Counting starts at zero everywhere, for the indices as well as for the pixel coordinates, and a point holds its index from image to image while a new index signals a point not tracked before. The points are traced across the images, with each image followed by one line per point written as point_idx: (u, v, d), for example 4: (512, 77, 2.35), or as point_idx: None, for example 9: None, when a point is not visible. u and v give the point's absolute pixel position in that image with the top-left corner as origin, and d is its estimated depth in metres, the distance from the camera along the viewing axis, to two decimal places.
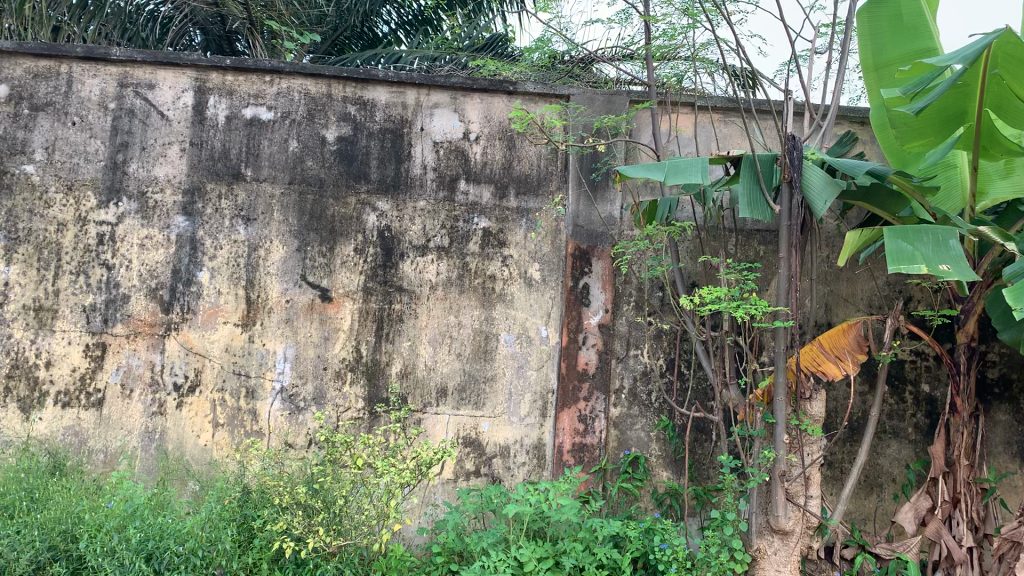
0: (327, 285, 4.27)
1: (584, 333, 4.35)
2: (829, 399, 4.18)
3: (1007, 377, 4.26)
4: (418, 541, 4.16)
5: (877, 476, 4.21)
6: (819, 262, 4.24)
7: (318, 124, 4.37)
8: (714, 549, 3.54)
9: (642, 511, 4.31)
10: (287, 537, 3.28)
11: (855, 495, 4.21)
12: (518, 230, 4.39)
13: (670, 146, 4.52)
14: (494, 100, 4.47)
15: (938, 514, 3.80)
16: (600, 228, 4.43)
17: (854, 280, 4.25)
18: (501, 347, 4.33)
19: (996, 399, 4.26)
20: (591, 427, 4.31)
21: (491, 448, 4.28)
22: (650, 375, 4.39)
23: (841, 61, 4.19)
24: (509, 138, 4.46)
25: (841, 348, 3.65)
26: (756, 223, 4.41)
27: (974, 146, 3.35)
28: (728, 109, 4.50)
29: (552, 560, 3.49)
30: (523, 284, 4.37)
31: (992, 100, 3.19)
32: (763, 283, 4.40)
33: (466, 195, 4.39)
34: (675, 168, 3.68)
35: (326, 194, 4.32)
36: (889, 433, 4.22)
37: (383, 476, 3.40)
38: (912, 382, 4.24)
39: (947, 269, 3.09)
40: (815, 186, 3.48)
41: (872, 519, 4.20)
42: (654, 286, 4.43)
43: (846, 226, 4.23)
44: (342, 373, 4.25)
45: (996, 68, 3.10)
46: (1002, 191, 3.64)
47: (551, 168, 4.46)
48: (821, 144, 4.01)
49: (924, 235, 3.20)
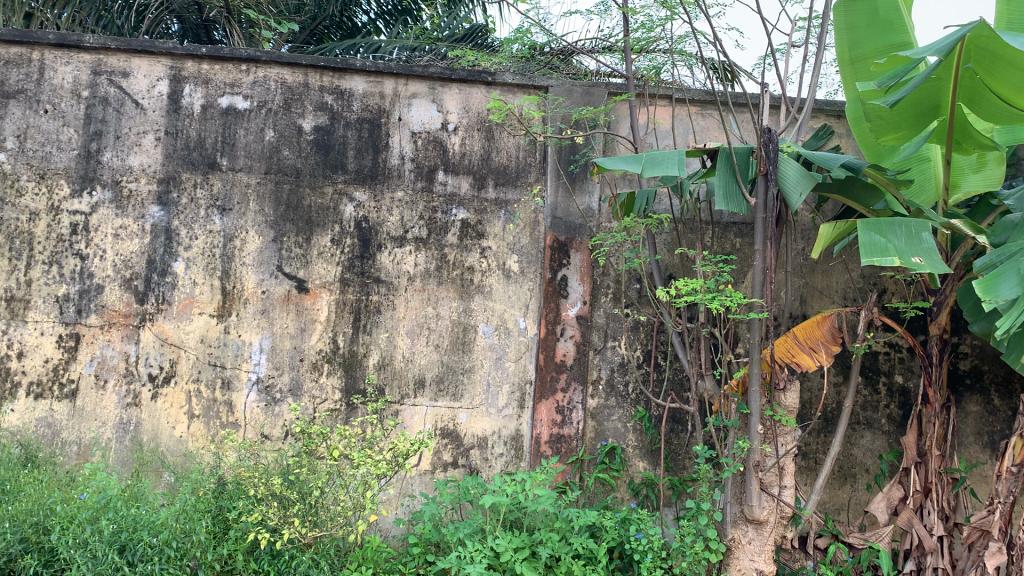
0: (303, 276, 4.26)
1: (562, 324, 4.36)
2: (803, 391, 4.22)
3: (979, 368, 4.32)
4: (395, 532, 4.17)
5: (851, 467, 4.26)
6: (795, 255, 4.27)
7: (295, 113, 4.34)
8: (689, 539, 3.56)
9: (619, 501, 4.33)
10: (262, 528, 3.27)
11: (829, 485, 4.25)
12: (497, 221, 4.39)
13: (648, 139, 4.53)
14: (472, 91, 4.46)
15: (910, 504, 3.86)
16: (578, 220, 4.43)
17: (829, 272, 4.28)
18: (479, 339, 4.33)
19: (967, 390, 4.32)
20: (569, 418, 4.33)
21: (469, 439, 4.29)
22: (627, 366, 4.41)
23: (817, 54, 4.22)
24: (487, 129, 4.44)
25: (815, 339, 3.67)
26: (733, 216, 4.44)
27: (947, 140, 3.38)
28: (705, 101, 4.52)
29: (529, 550, 3.49)
30: (501, 275, 4.37)
31: (966, 94, 3.21)
32: (739, 276, 4.43)
33: (444, 185, 4.38)
34: (652, 160, 3.69)
35: (303, 183, 4.30)
36: (863, 424, 4.27)
37: (360, 468, 3.40)
38: (886, 374, 4.29)
39: (919, 261, 3.12)
40: (790, 179, 3.51)
41: (845, 509, 4.25)
42: (631, 278, 4.44)
43: (821, 218, 4.27)
44: (318, 365, 4.23)
45: (969, 62, 3.12)
46: (975, 184, 3.68)
47: (529, 159, 4.46)
48: (797, 137, 4.03)
49: (897, 227, 3.24)
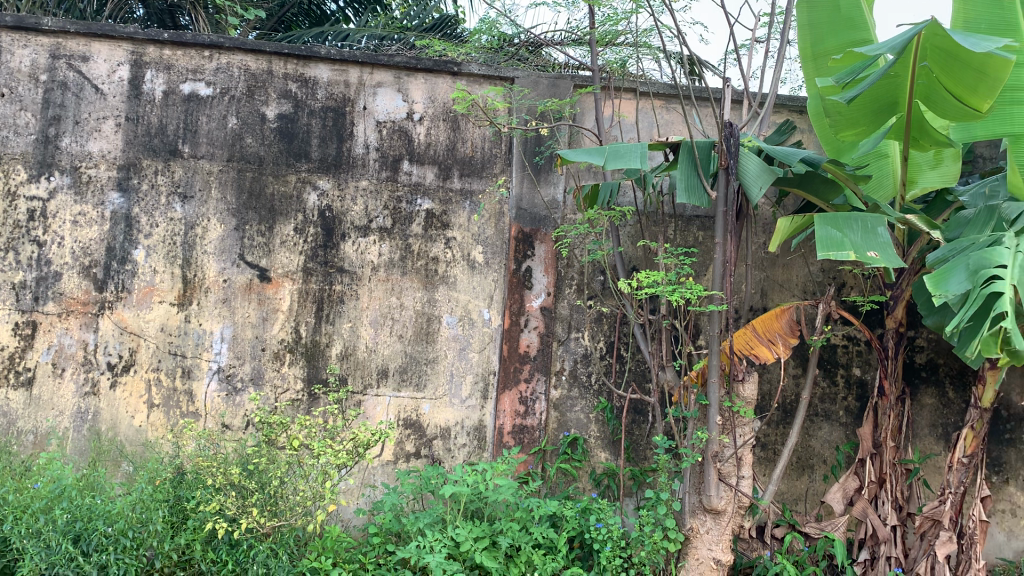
0: (266, 265, 4.22)
1: (526, 316, 4.37)
2: (763, 382, 4.27)
3: (934, 361, 4.40)
4: (355, 522, 4.16)
5: (809, 458, 4.33)
6: (756, 248, 4.32)
7: (258, 100, 4.30)
8: (648, 529, 3.60)
9: (581, 490, 4.36)
10: (220, 518, 3.25)
11: (787, 476, 4.32)
12: (462, 212, 4.39)
13: (612, 132, 4.55)
14: (438, 81, 4.45)
15: (865, 494, 3.92)
16: (543, 212, 4.45)
17: (789, 265, 4.34)
18: (444, 329, 4.33)
19: (923, 382, 4.40)
20: (532, 409, 4.35)
21: (432, 430, 4.29)
22: (590, 358, 4.43)
23: (780, 50, 4.26)
24: (453, 119, 4.43)
25: (773, 332, 3.73)
26: (696, 209, 4.48)
27: (905, 136, 3.44)
28: (669, 96, 4.55)
29: (489, 540, 3.50)
30: (466, 266, 4.37)
31: (922, 91, 3.27)
32: (701, 269, 4.47)
33: (409, 175, 4.37)
34: (615, 152, 3.71)
35: (265, 171, 4.26)
36: (821, 415, 4.33)
37: (320, 458, 3.39)
38: (844, 366, 4.35)
39: (875, 256, 3.18)
40: (750, 173, 3.54)
41: (802, 500, 4.31)
42: (595, 270, 4.47)
43: (782, 213, 4.32)
44: (280, 354, 4.21)
45: (925, 60, 3.17)
46: (932, 181, 3.75)
47: (494, 150, 4.46)
48: (759, 131, 4.07)
49: (855, 222, 3.27)
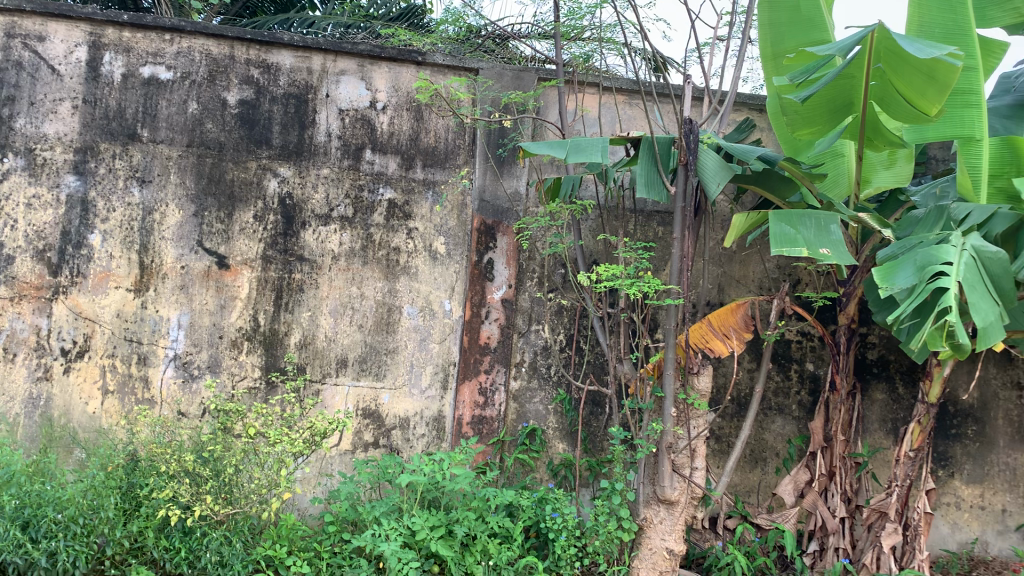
0: (225, 252, 4.19)
1: (487, 307, 4.41)
2: (718, 375, 4.35)
3: (885, 358, 4.50)
4: (312, 511, 4.15)
5: (761, 450, 4.41)
6: (714, 245, 4.39)
7: (219, 86, 4.26)
8: (603, 518, 3.64)
9: (538, 481, 4.40)
10: (173, 505, 3.23)
11: (740, 468, 4.39)
12: (424, 202, 4.39)
13: (575, 126, 4.58)
14: (402, 70, 4.44)
15: (815, 486, 4.00)
16: (505, 204, 4.48)
17: (746, 262, 4.40)
18: (404, 320, 4.33)
19: (874, 378, 4.50)
20: (491, 400, 4.38)
21: (390, 420, 4.29)
22: (550, 350, 4.46)
23: (741, 49, 4.31)
24: (416, 108, 4.43)
25: (728, 326, 3.78)
26: (656, 205, 4.53)
27: (859, 136, 3.51)
28: (632, 91, 4.59)
29: (445, 529, 3.53)
30: (427, 257, 4.37)
31: (875, 93, 3.33)
32: (660, 264, 4.53)
33: (371, 164, 4.36)
34: (576, 146, 3.74)
35: (226, 157, 4.22)
36: (774, 409, 4.42)
37: (276, 446, 3.36)
38: (797, 361, 4.44)
39: (826, 252, 3.25)
40: (708, 169, 3.58)
41: (755, 492, 4.39)
42: (556, 263, 4.50)
43: (740, 210, 4.39)
44: (238, 342, 4.18)
45: (879, 63, 3.23)
46: (885, 180, 3.83)
47: (458, 141, 4.46)
48: (719, 129, 4.12)
49: (808, 220, 3.34)
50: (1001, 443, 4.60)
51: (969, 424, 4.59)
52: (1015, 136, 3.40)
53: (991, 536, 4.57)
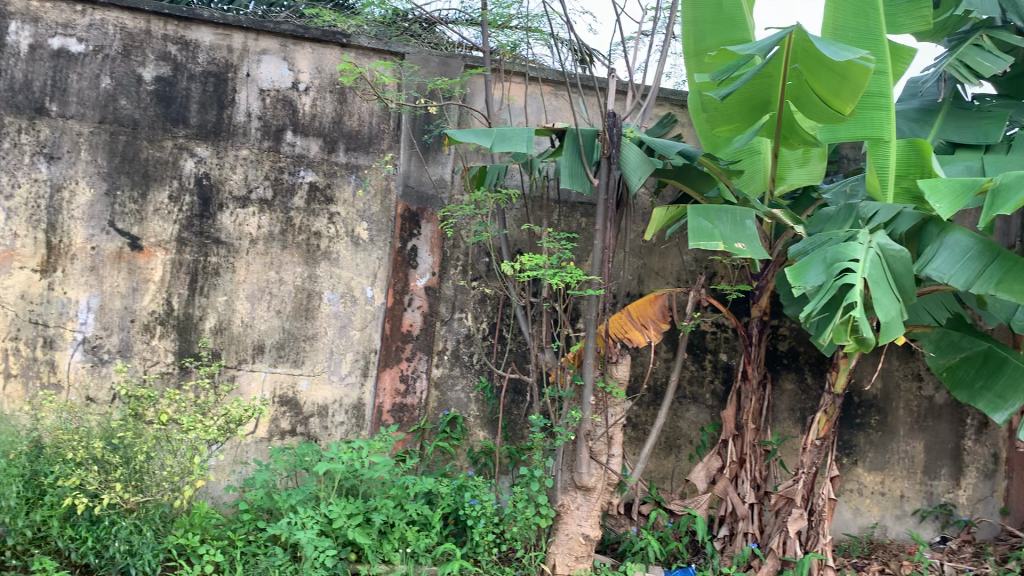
0: (137, 233, 4.06)
1: (409, 294, 4.38)
2: (636, 365, 4.43)
3: (795, 349, 4.66)
4: (226, 499, 4.08)
5: (676, 438, 4.52)
6: (635, 237, 4.46)
7: (134, 61, 4.12)
8: (521, 505, 3.68)
9: (457, 469, 4.41)
10: (80, 493, 3.13)
11: (655, 455, 4.49)
12: (347, 186, 4.34)
13: (501, 115, 4.59)
14: (326, 51, 4.36)
15: (727, 473, 4.12)
16: (430, 190, 4.46)
17: (665, 254, 4.49)
18: (324, 306, 4.28)
19: (784, 369, 4.65)
20: (412, 387, 4.36)
21: (308, 407, 4.24)
22: (472, 338, 4.47)
23: (665, 44, 4.39)
24: (340, 91, 4.36)
25: (646, 316, 3.86)
26: (580, 196, 4.58)
27: (775, 134, 3.62)
28: (558, 82, 4.63)
29: (362, 516, 3.51)
30: (349, 242, 4.32)
31: (791, 93, 3.43)
32: (582, 254, 4.58)
33: (293, 146, 4.28)
34: (502, 135, 3.74)
35: (140, 135, 4.09)
36: (689, 398, 4.53)
37: (188, 433, 3.29)
38: (712, 351, 4.56)
39: (741, 247, 3.33)
40: (631, 162, 3.64)
41: (669, 478, 4.50)
42: (480, 252, 4.51)
43: (660, 203, 4.47)
44: (150, 327, 4.06)
45: (795, 63, 3.32)
46: (799, 178, 3.94)
47: (382, 126, 4.41)
48: (641, 123, 4.19)
49: (724, 215, 3.43)
50: (901, 432, 4.82)
51: (871, 414, 4.80)
52: (920, 139, 3.52)
53: (889, 520, 4.78)
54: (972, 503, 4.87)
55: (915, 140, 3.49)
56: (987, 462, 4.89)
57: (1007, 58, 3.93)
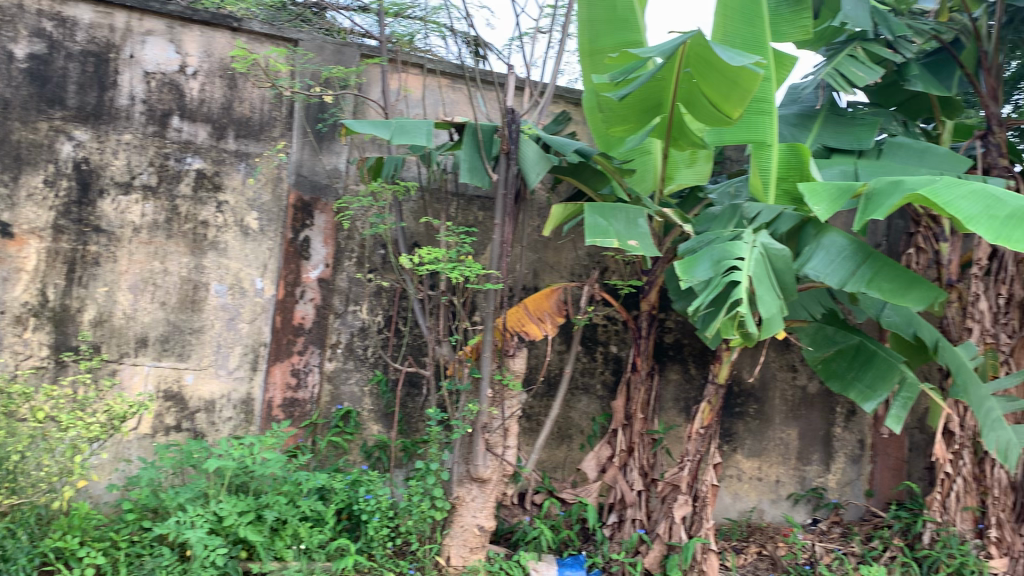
0: (8, 219, 3.83)
1: (301, 287, 4.30)
2: (531, 357, 4.50)
3: (680, 342, 4.84)
4: (106, 499, 3.90)
5: (568, 428, 4.61)
6: (530, 231, 4.52)
7: (5, 36, 3.87)
8: (416, 499, 3.71)
9: (351, 464, 4.36)
10: None
11: (548, 446, 4.57)
12: (236, 174, 4.21)
13: (398, 105, 4.56)
14: (215, 35, 4.23)
15: (616, 461, 4.25)
16: (324, 180, 4.39)
17: (559, 249, 4.58)
18: (211, 298, 4.14)
19: (670, 360, 4.82)
20: (304, 381, 4.29)
21: (195, 402, 4.10)
22: (367, 331, 4.43)
23: (561, 43, 4.45)
24: (230, 77, 4.23)
25: (543, 311, 3.92)
26: (476, 189, 4.60)
27: (666, 136, 3.75)
28: (456, 75, 4.63)
29: (254, 514, 3.43)
30: (238, 232, 4.21)
31: (683, 96, 3.55)
32: (479, 247, 4.61)
33: (179, 132, 4.13)
34: (401, 127, 3.72)
35: (11, 116, 3.85)
36: (581, 389, 4.63)
37: (68, 431, 3.14)
38: (603, 343, 4.68)
39: (634, 244, 3.43)
40: (529, 159, 3.71)
41: (561, 468, 4.59)
42: (376, 244, 4.47)
43: (555, 198, 4.55)
44: (23, 319, 3.84)
45: (688, 67, 3.43)
46: (687, 177, 4.05)
47: (274, 114, 4.31)
48: (538, 119, 4.24)
49: (619, 213, 3.53)
50: (777, 421, 5.07)
51: (750, 403, 5.03)
52: (800, 143, 3.68)
53: (766, 504, 5.03)
54: (840, 486, 5.19)
55: (795, 144, 3.64)
56: (854, 447, 5.23)
57: (878, 69, 4.21)
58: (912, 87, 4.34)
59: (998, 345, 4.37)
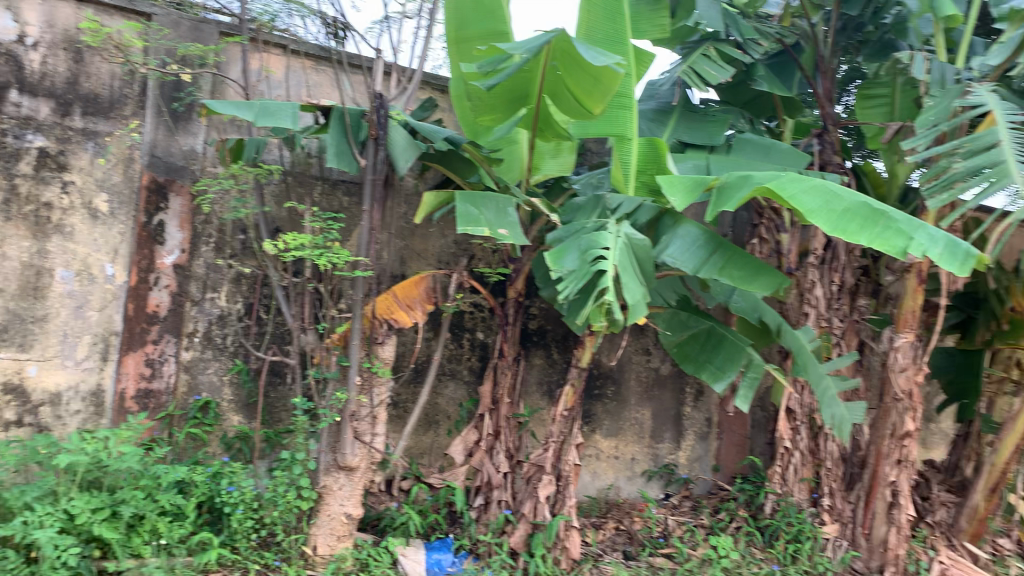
0: None
1: (155, 273, 4.12)
2: (398, 344, 4.51)
3: (544, 328, 4.97)
4: None
5: (435, 414, 4.65)
6: (397, 218, 4.51)
7: None
8: (282, 488, 3.66)
9: (210, 455, 4.23)
10: None
11: (414, 432, 4.59)
12: (83, 154, 3.98)
13: (259, 86, 4.43)
14: (58, 4, 3.96)
15: (483, 445, 4.31)
16: (179, 162, 4.21)
17: (427, 237, 4.60)
18: (56, 284, 3.91)
19: (534, 345, 4.93)
20: (159, 371, 4.12)
21: (38, 395, 3.86)
22: (226, 319, 4.30)
23: (428, 29, 4.45)
24: (76, 50, 3.98)
25: (412, 298, 3.92)
26: (342, 174, 4.55)
27: (532, 127, 3.84)
28: (320, 57, 4.55)
29: (108, 511, 3.29)
30: (85, 215, 3.97)
31: (549, 88, 3.63)
32: (344, 233, 4.56)
33: (18, 107, 3.85)
34: (265, 109, 3.63)
35: None
36: (447, 375, 4.67)
37: None
38: (470, 330, 4.74)
39: (504, 233, 3.49)
40: (398, 145, 3.73)
41: (427, 453, 4.62)
42: (236, 228, 4.34)
43: (423, 185, 4.56)
44: None
45: (554, 61, 3.49)
46: (552, 168, 4.20)
47: (125, 90, 4.10)
48: (405, 107, 4.24)
49: (489, 202, 3.59)
50: (633, 401, 5.30)
51: (608, 385, 5.23)
52: (658, 138, 3.86)
53: (622, 481, 5.26)
54: (689, 462, 5.49)
55: (654, 139, 3.82)
56: (702, 425, 5.54)
57: (729, 69, 4.45)
58: (759, 87, 4.61)
59: (831, 329, 4.74)
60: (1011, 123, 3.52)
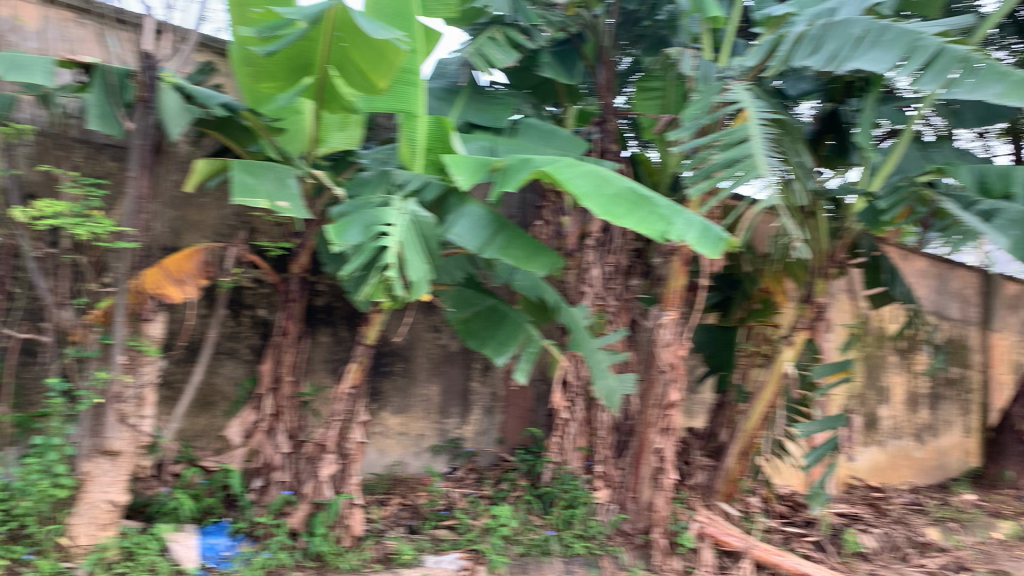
0: None
1: None
2: (170, 321, 4.27)
3: (330, 305, 4.89)
4: None
5: (211, 395, 4.46)
6: (169, 187, 4.26)
7: None
8: (35, 477, 3.38)
9: None
10: None
11: (189, 413, 4.38)
12: None
13: (9, 36, 4.00)
14: None
15: (263, 426, 4.17)
16: None
17: (202, 207, 4.38)
18: None
19: (319, 323, 4.85)
20: None
21: None
22: None
23: None
24: None
25: (183, 272, 3.67)
26: (108, 138, 4.24)
27: (316, 98, 3.75)
28: (83, 9, 4.21)
29: None
30: None
31: (332, 58, 3.56)
32: (111, 202, 4.24)
33: None
34: (14, 62, 3.30)
35: None
36: (225, 354, 4.50)
37: None
38: (250, 307, 4.58)
39: (285, 205, 3.39)
40: (169, 110, 3.43)
41: (203, 436, 4.43)
42: None
43: (199, 153, 4.32)
44: None
45: (337, 31, 3.43)
46: (338, 141, 4.05)
47: None
48: (180, 68, 4.03)
49: (268, 172, 3.46)
50: (420, 378, 5.35)
51: (396, 362, 5.25)
52: (444, 116, 3.89)
53: (409, 457, 5.30)
54: (475, 436, 5.61)
55: (441, 118, 3.84)
56: (488, 399, 5.62)
57: (514, 53, 4.58)
58: (543, 73, 4.78)
59: (605, 307, 5.03)
60: (761, 120, 3.86)
